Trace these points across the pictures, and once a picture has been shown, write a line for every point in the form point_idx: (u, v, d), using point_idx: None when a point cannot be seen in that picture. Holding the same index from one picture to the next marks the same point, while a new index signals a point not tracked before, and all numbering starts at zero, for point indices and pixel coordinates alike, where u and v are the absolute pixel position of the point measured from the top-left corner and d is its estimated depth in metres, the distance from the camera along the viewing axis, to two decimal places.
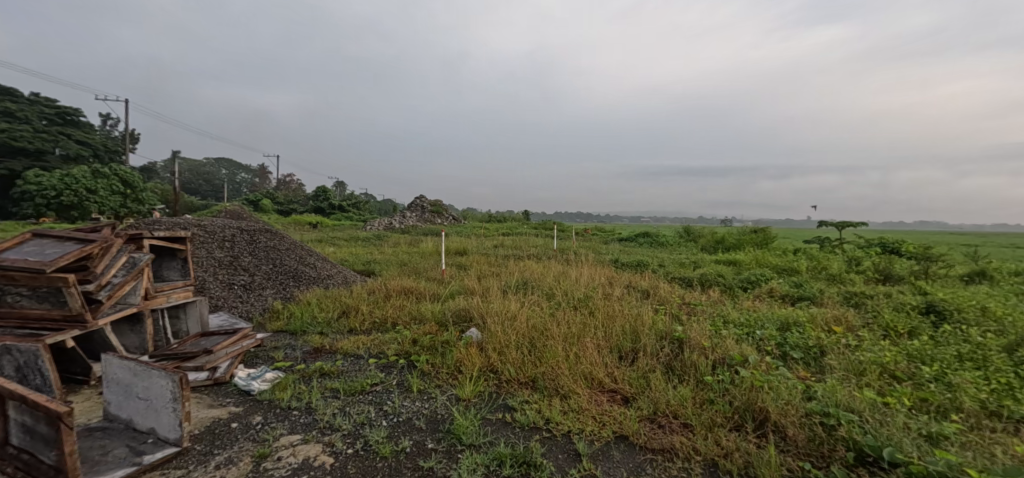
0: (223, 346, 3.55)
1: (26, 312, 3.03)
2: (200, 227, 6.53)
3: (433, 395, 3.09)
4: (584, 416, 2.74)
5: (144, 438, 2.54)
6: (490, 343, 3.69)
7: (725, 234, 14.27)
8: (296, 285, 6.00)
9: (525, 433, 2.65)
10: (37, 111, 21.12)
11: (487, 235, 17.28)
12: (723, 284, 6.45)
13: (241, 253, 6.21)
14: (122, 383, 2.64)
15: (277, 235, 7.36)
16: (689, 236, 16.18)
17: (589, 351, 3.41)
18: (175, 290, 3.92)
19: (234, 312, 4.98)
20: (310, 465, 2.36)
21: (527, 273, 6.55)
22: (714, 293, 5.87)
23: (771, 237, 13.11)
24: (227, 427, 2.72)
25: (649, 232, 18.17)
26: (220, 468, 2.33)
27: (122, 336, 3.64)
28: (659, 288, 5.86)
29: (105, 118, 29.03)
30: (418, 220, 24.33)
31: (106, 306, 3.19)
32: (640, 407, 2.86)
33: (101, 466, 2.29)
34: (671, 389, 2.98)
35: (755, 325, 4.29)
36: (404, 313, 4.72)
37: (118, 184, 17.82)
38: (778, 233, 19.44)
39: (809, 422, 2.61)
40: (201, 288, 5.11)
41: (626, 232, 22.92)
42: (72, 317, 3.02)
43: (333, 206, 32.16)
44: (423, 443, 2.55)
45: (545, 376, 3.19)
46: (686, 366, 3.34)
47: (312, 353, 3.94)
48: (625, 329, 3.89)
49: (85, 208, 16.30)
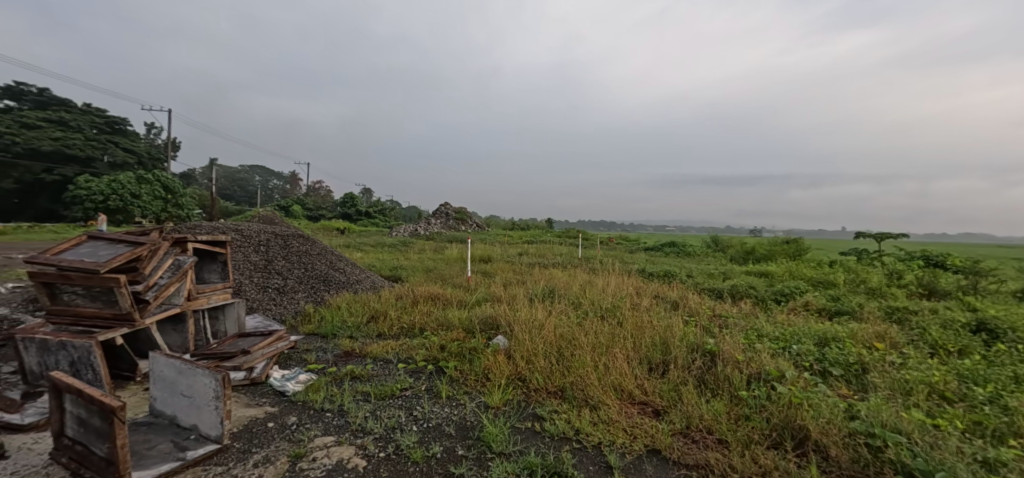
0: (260, 348, 3.67)
1: (80, 310, 3.25)
2: (237, 232, 6.78)
3: (462, 402, 3.11)
4: (615, 428, 2.70)
5: (186, 434, 2.64)
6: (518, 350, 3.69)
7: (756, 244, 13.88)
8: (326, 289, 6.16)
9: (555, 443, 2.62)
10: (89, 119, 22.48)
11: (511, 242, 17.26)
12: (755, 297, 6.27)
13: (275, 257, 6.42)
14: (168, 381, 2.75)
15: (309, 240, 7.57)
16: (718, 246, 15.80)
17: (618, 362, 3.37)
18: (216, 292, 4.07)
19: (268, 314, 5.14)
20: (343, 467, 2.39)
21: (554, 281, 6.53)
22: (746, 305, 5.71)
23: (804, 249, 12.72)
24: (265, 426, 2.79)
25: (676, 242, 17.85)
26: (258, 466, 2.39)
27: (166, 335, 3.82)
28: (689, 299, 5.76)
29: (151, 126, 30.70)
30: (442, 226, 24.63)
31: (152, 305, 3.36)
32: (671, 420, 2.81)
33: (148, 459, 2.39)
34: (704, 403, 2.93)
35: (791, 340, 4.14)
36: (431, 319, 4.77)
37: (161, 188, 18.67)
38: (812, 244, 18.73)
39: (853, 442, 2.50)
40: (238, 290, 5.30)
41: (651, 240, 22.47)
42: (121, 315, 3.19)
43: (361, 213, 32.92)
44: (453, 449, 2.55)
45: (574, 386, 3.17)
46: (719, 380, 3.26)
47: (343, 356, 4.03)
48: (655, 340, 3.83)
49: (130, 212, 17.21)
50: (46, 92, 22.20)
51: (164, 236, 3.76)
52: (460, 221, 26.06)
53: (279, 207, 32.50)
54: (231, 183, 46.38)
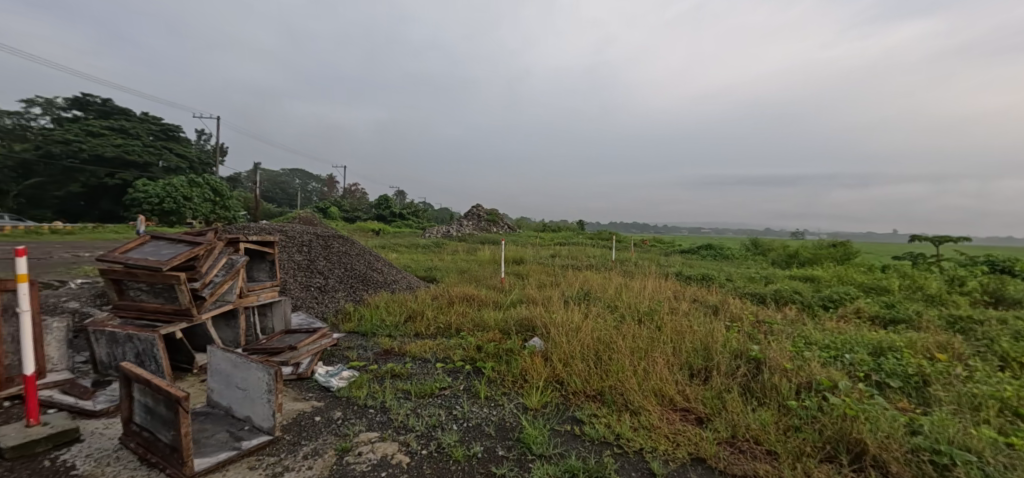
0: (305, 344, 3.83)
1: (144, 305, 3.49)
2: (282, 232, 7.09)
3: (501, 403, 3.13)
4: (657, 434, 2.65)
5: (241, 425, 2.78)
6: (556, 353, 3.68)
7: (800, 248, 13.28)
8: (365, 289, 6.34)
9: (596, 447, 2.60)
10: (147, 128, 24.09)
11: (542, 244, 17.22)
12: (801, 303, 6.00)
13: (317, 257, 6.66)
14: (224, 374, 2.90)
15: (348, 241, 7.81)
16: (758, 249, 15.22)
17: (659, 367, 3.30)
18: (264, 290, 4.27)
19: (311, 312, 5.34)
20: (388, 462, 2.46)
21: (588, 284, 6.46)
22: (791, 311, 5.47)
23: (853, 253, 12.06)
24: (312, 420, 2.91)
25: (713, 245, 17.29)
26: (308, 458, 2.49)
27: (220, 330, 4.03)
28: (730, 303, 5.57)
29: (202, 133, 32.63)
30: (473, 228, 24.86)
31: (208, 302, 3.55)
32: (716, 429, 2.72)
33: (207, 447, 2.53)
34: (751, 412, 2.83)
35: (843, 348, 3.93)
36: (467, 320, 4.83)
37: (210, 192, 19.77)
38: (862, 248, 17.68)
39: (916, 459, 2.35)
40: (283, 289, 5.54)
41: (686, 242, 21.84)
42: (181, 311, 3.40)
43: (395, 214, 33.70)
44: (494, 449, 2.57)
45: (614, 391, 3.13)
46: (765, 388, 3.13)
47: (383, 355, 4.14)
48: (695, 345, 3.73)
49: (182, 213, 18.31)
50: (109, 103, 23.95)
51: (219, 237, 3.98)
52: (491, 222, 26.22)
53: (318, 208, 33.70)
54: (273, 186, 48.52)
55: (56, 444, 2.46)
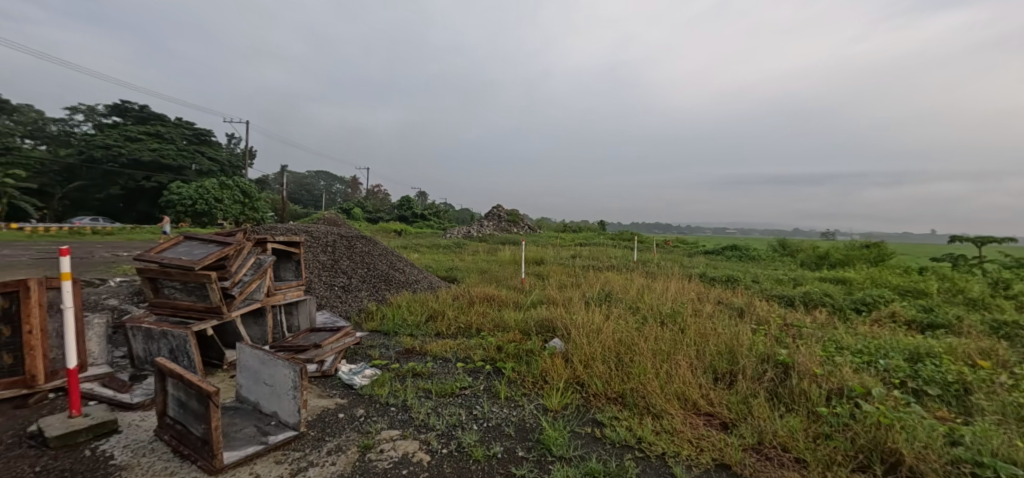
0: (329, 342, 3.91)
1: (178, 303, 3.63)
2: (308, 233, 7.26)
3: (521, 403, 3.12)
4: (680, 438, 2.60)
5: (268, 420, 2.85)
6: (576, 354, 3.65)
7: (830, 249, 12.81)
8: (387, 289, 6.43)
9: (617, 450, 2.56)
10: (182, 132, 25.11)
11: (563, 244, 17.14)
12: (831, 306, 5.79)
13: (341, 257, 6.80)
14: (252, 370, 2.99)
15: (371, 241, 7.95)
16: (786, 250, 14.76)
17: (682, 370, 3.24)
18: (290, 289, 4.38)
19: (335, 311, 5.45)
20: (409, 460, 2.48)
21: (610, 285, 6.40)
22: (821, 315, 5.28)
23: (887, 254, 11.57)
24: (336, 417, 2.97)
25: (738, 246, 16.86)
26: (332, 454, 2.54)
27: (248, 327, 4.16)
28: (756, 306, 5.43)
29: (232, 137, 33.85)
30: (494, 228, 24.95)
31: (237, 300, 3.67)
32: (742, 435, 2.65)
33: (236, 441, 2.61)
34: (778, 418, 2.74)
35: (876, 354, 3.77)
36: (488, 320, 4.84)
37: (240, 194, 20.44)
38: (899, 250, 16.94)
39: (956, 471, 2.23)
40: (309, 288, 5.67)
41: (710, 244, 21.37)
42: (212, 309, 3.52)
43: (417, 215, 34.12)
44: (514, 450, 2.57)
45: (635, 393, 3.09)
46: (794, 394, 3.03)
47: (404, 354, 4.19)
48: (720, 348, 3.64)
49: (213, 215, 19.01)
50: (147, 109, 25.07)
51: (248, 237, 4.10)
52: (512, 223, 26.27)
53: (342, 209, 34.40)
54: (299, 188, 49.87)
55: (96, 434, 2.58)
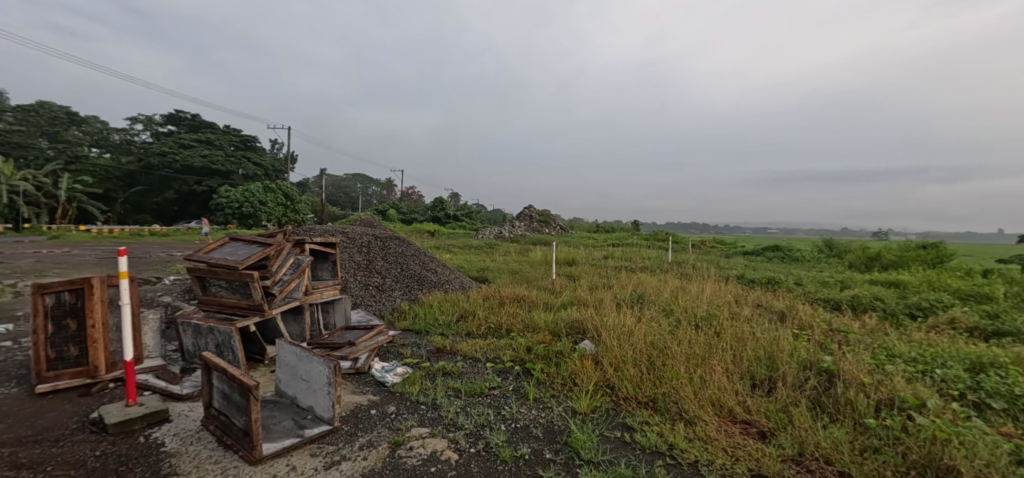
0: (363, 340, 4.03)
1: (224, 300, 3.83)
2: (345, 234, 7.50)
3: (549, 405, 3.11)
4: (713, 447, 2.50)
5: (305, 414, 2.97)
6: (606, 356, 3.60)
7: (882, 249, 12.02)
8: (419, 289, 6.55)
9: (647, 456, 2.50)
10: (230, 139, 26.54)
11: (596, 245, 16.91)
12: (882, 310, 5.43)
13: (375, 258, 6.98)
14: (290, 365, 3.12)
15: (404, 242, 8.13)
16: (833, 251, 13.99)
17: (717, 375, 3.13)
18: (327, 288, 4.54)
19: (370, 310, 5.61)
20: (437, 458, 2.52)
21: (642, 286, 6.26)
22: (870, 320, 4.96)
23: (948, 256, 10.73)
24: (368, 413, 3.05)
25: (781, 246, 16.10)
26: (364, 449, 2.61)
27: (288, 325, 4.34)
28: (798, 309, 5.17)
29: (275, 143, 35.48)
30: (525, 228, 24.93)
31: (277, 299, 3.84)
32: (781, 445, 2.53)
33: (274, 433, 2.72)
34: (822, 429, 2.60)
35: (933, 363, 3.51)
36: (517, 321, 4.85)
37: (282, 197, 21.41)
38: (962, 251, 15.69)
39: None
40: (345, 287, 5.86)
41: (750, 244, 20.52)
42: (254, 306, 3.70)
43: (449, 216, 34.62)
44: (542, 452, 2.56)
45: (667, 398, 3.00)
46: (839, 404, 2.86)
47: (435, 353, 4.25)
48: (758, 354, 3.49)
49: (258, 217, 20.07)
50: (198, 118, 26.67)
51: (288, 238, 4.29)
52: (543, 223, 26.18)
53: (378, 211, 35.36)
54: (337, 190, 51.66)
55: (150, 423, 2.76)
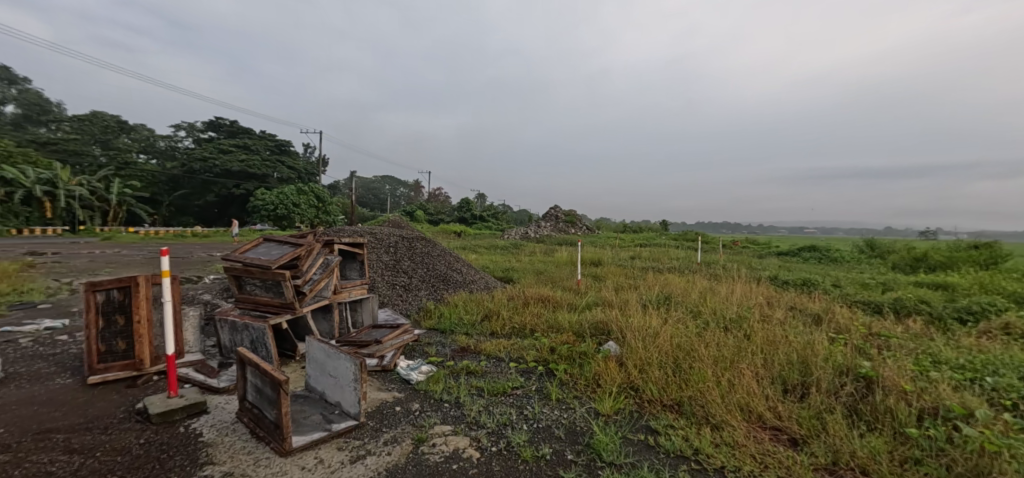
0: (389, 338, 4.12)
1: (257, 298, 3.99)
2: (374, 235, 7.68)
3: (572, 406, 3.09)
4: (741, 453, 2.43)
5: (332, 409, 3.06)
6: (631, 358, 3.54)
7: (930, 249, 11.34)
8: (445, 288, 6.64)
9: (672, 461, 2.45)
10: (266, 143, 27.62)
11: (623, 245, 16.67)
12: (928, 314, 5.13)
13: (402, 258, 7.12)
14: (318, 361, 3.22)
15: (430, 242, 8.25)
16: (875, 251, 13.30)
17: (746, 379, 3.03)
18: (355, 287, 4.66)
19: (396, 309, 5.73)
20: (459, 456, 2.55)
21: (669, 287, 6.13)
22: (915, 324, 4.70)
23: (1004, 256, 10.02)
24: (393, 410, 3.11)
25: (819, 246, 15.43)
26: (388, 444, 2.67)
27: (318, 322, 4.49)
28: (835, 312, 4.95)
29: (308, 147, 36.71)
30: (551, 228, 24.84)
31: (307, 297, 3.97)
32: (814, 454, 2.42)
33: (304, 427, 2.82)
34: (858, 438, 2.48)
35: (984, 370, 3.28)
36: (542, 321, 4.84)
37: (314, 199, 22.12)
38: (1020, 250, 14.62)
39: None
40: (373, 287, 6.00)
41: (785, 243, 19.76)
42: (286, 304, 3.84)
43: (476, 217, 34.89)
44: (563, 453, 2.54)
45: (693, 402, 2.94)
46: (877, 412, 2.73)
47: (459, 352, 4.30)
48: (791, 358, 3.36)
49: (292, 219, 20.88)
50: (237, 124, 27.88)
51: (317, 239, 4.43)
52: (569, 224, 26.02)
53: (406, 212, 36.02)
54: (367, 192, 52.93)
55: (189, 414, 2.91)
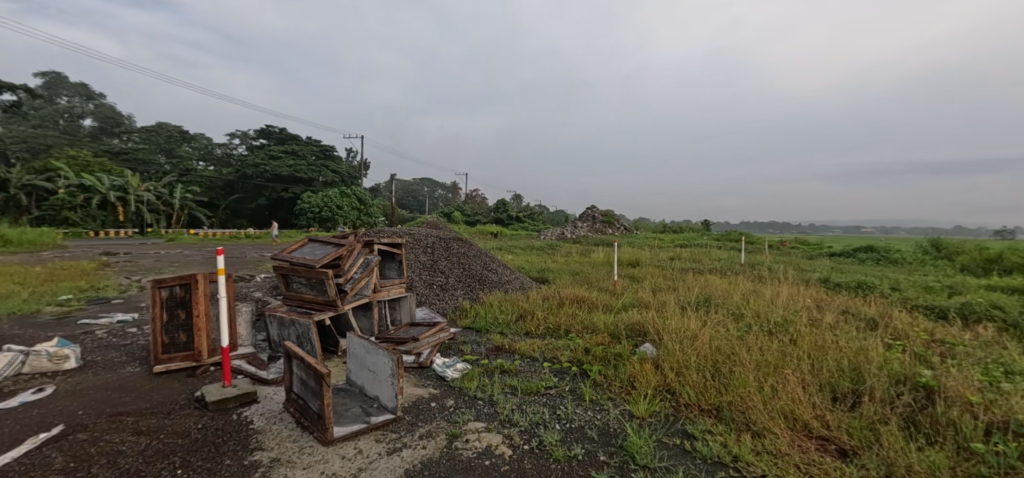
0: (425, 336, 4.23)
1: (303, 296, 4.21)
2: (412, 235, 7.89)
3: (605, 407, 3.06)
4: (784, 461, 2.32)
5: (371, 403, 3.18)
6: (667, 361, 3.46)
7: (1008, 250, 10.33)
8: (480, 288, 6.72)
9: (708, 466, 2.38)
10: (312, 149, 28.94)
11: (662, 245, 16.22)
12: (1003, 321, 4.69)
13: (439, 258, 7.27)
14: (358, 357, 3.36)
15: (466, 242, 8.37)
16: (943, 252, 12.27)
17: (791, 385, 2.89)
18: (393, 286, 4.82)
19: (433, 308, 5.86)
20: (492, 452, 2.58)
21: (710, 289, 5.93)
22: (987, 331, 4.31)
23: None
24: (429, 405, 3.19)
25: (877, 247, 14.40)
26: (423, 439, 2.75)
27: (359, 320, 4.66)
28: (894, 316, 4.62)
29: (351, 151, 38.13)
30: (588, 229, 24.56)
31: (349, 295, 4.15)
32: (865, 466, 2.28)
33: (345, 418, 2.95)
34: (915, 451, 2.31)
35: None
36: (576, 322, 4.81)
37: (356, 201, 22.96)
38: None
39: None
40: (411, 286, 6.16)
41: (839, 243, 18.59)
42: (329, 301, 4.02)
43: (512, 217, 35.04)
44: (595, 454, 2.53)
45: (733, 407, 2.83)
46: (938, 424, 2.53)
47: (494, 351, 4.35)
48: (841, 364, 3.18)
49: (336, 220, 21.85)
50: (286, 131, 29.40)
51: (359, 239, 4.62)
52: (606, 224, 25.64)
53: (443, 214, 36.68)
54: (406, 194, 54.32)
55: (242, 403, 3.11)
